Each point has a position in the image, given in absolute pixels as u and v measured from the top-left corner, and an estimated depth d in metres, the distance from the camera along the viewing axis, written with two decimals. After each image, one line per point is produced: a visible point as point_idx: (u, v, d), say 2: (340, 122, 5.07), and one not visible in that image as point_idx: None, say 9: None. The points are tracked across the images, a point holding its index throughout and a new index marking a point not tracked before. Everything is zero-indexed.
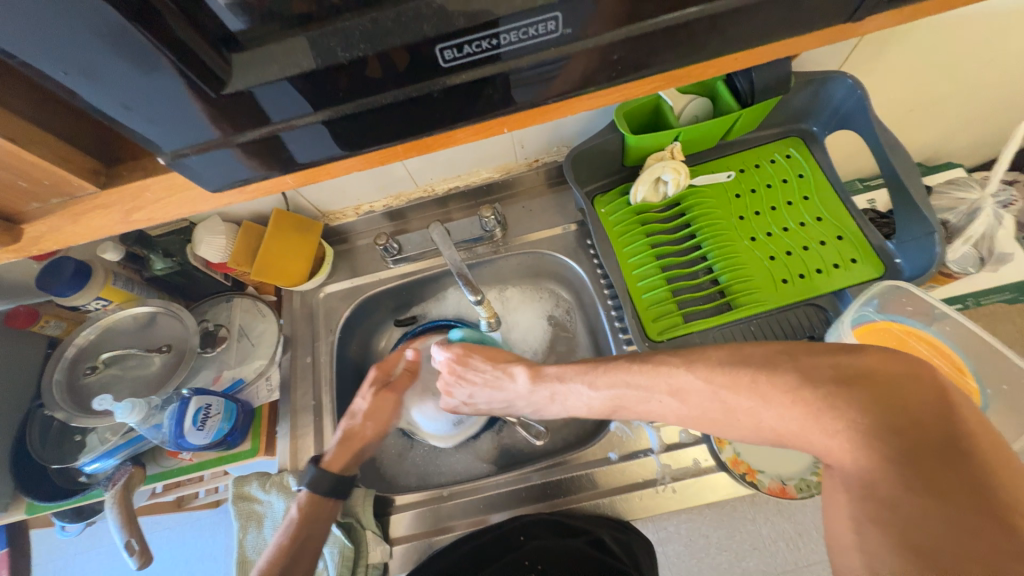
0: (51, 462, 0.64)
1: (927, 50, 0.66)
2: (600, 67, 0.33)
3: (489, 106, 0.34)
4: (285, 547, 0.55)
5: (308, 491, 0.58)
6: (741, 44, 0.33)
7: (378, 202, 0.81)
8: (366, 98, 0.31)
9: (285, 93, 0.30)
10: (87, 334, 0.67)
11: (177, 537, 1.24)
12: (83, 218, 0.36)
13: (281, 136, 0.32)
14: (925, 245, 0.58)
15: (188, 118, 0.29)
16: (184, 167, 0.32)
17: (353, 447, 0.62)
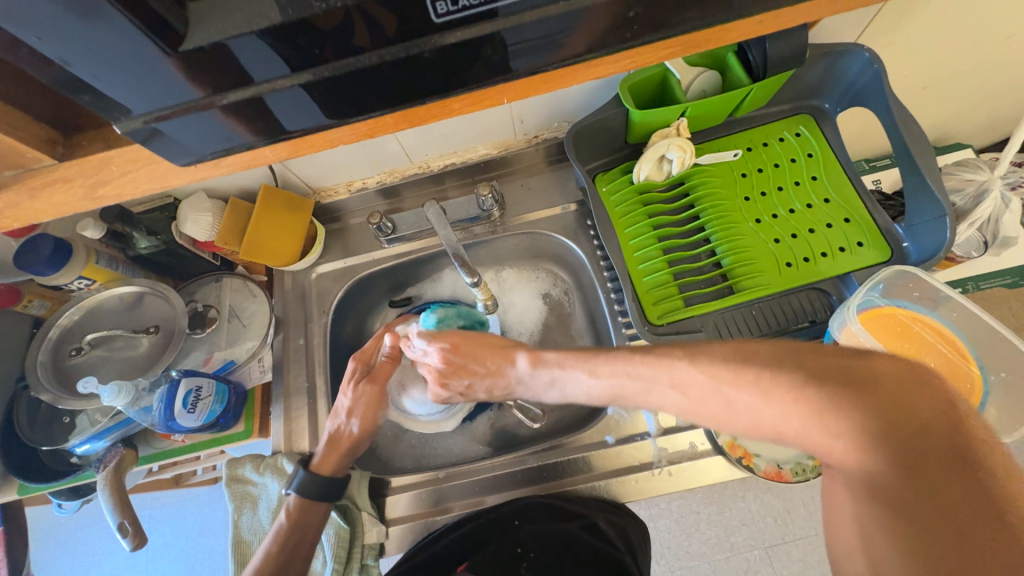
0: (41, 443, 0.63)
1: (949, 21, 0.63)
2: (605, 28, 0.30)
3: (484, 70, 0.31)
4: (273, 552, 0.53)
5: (297, 495, 0.56)
6: (759, 5, 0.31)
7: (371, 178, 0.78)
8: (350, 59, 0.28)
9: (256, 53, 0.27)
10: (70, 315, 0.65)
11: (177, 512, 1.26)
12: (42, 194, 0.34)
13: (256, 101, 0.30)
14: (935, 228, 0.56)
15: (153, 80, 0.27)
16: (153, 135, 0.30)
17: (338, 448, 0.59)
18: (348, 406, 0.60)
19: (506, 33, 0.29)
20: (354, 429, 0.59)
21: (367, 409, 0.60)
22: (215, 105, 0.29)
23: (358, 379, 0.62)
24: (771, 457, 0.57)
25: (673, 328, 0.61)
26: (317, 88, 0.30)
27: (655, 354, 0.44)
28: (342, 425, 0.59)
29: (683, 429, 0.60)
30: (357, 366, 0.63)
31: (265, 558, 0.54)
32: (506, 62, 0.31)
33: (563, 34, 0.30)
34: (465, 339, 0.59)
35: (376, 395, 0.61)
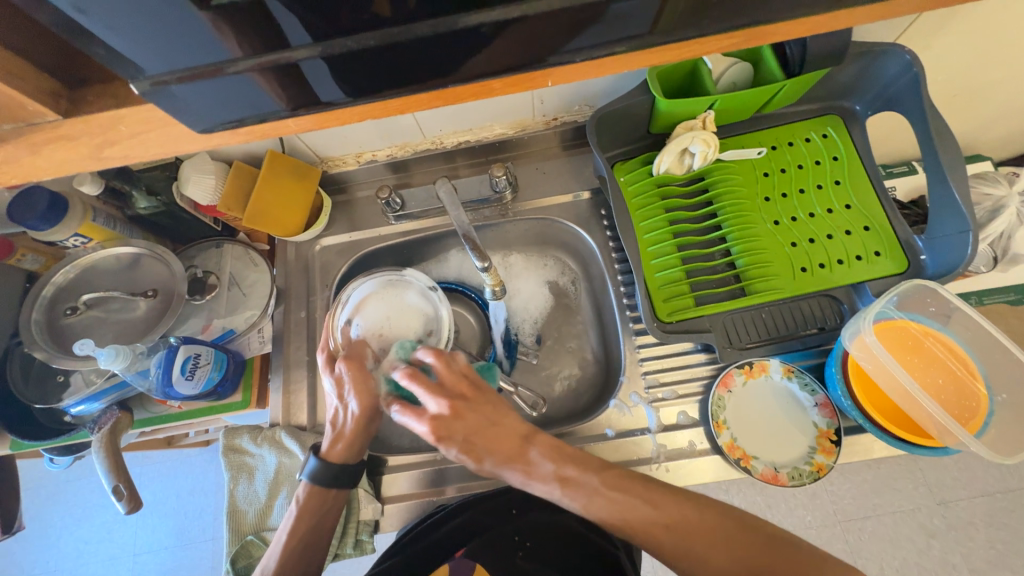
0: (34, 401, 0.62)
1: (991, 29, 0.60)
2: (643, 12, 0.28)
3: (514, 52, 0.30)
4: (289, 546, 0.52)
5: (309, 482, 0.54)
6: (810, 6, 0.30)
7: (381, 150, 0.75)
8: (371, 33, 0.27)
9: (281, 19, 0.26)
10: (66, 273, 0.63)
11: (167, 472, 1.27)
12: (44, 150, 0.31)
13: (287, 68, 0.28)
14: (956, 242, 0.55)
15: (179, 37, 0.25)
16: (174, 99, 0.28)
17: (344, 434, 0.55)
18: (336, 388, 0.55)
19: (542, 15, 0.27)
20: (352, 411, 0.54)
21: (356, 385, 0.54)
22: (246, 71, 0.28)
23: (334, 362, 0.57)
24: (769, 459, 0.58)
25: (682, 326, 0.60)
26: (342, 59, 0.28)
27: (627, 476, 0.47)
28: (340, 409, 0.55)
29: (684, 427, 0.61)
30: (330, 355, 0.57)
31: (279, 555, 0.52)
32: (544, 45, 0.30)
33: (600, 17, 0.28)
34: (463, 421, 0.49)
35: (361, 370, 0.55)
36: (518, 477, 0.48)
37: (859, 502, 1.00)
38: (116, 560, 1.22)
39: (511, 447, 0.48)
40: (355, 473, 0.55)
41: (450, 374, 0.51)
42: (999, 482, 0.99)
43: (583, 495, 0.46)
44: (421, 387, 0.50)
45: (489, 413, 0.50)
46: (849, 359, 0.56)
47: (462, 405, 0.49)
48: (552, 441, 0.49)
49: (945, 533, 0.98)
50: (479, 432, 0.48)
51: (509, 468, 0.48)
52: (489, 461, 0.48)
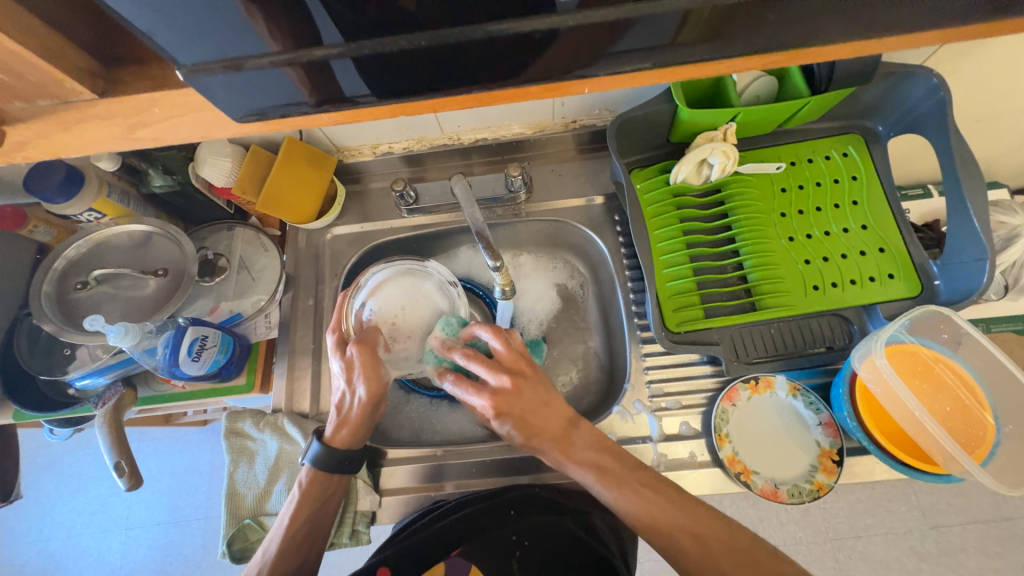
0: (39, 371, 0.62)
1: (1021, 57, 0.60)
2: (677, 27, 0.28)
3: (546, 60, 0.30)
4: (294, 529, 0.53)
5: (311, 466, 0.55)
6: (848, 31, 0.30)
7: (398, 143, 0.75)
8: (404, 35, 0.27)
9: (313, 14, 0.26)
10: (78, 248, 0.63)
11: (163, 449, 1.28)
12: (75, 128, 0.31)
13: (323, 64, 0.28)
14: (972, 270, 0.55)
15: (223, 24, 0.25)
16: (206, 87, 0.28)
17: (349, 419, 0.56)
18: (345, 372, 0.55)
19: (581, 24, 0.27)
20: (359, 395, 0.55)
21: (365, 371, 0.55)
22: (278, 65, 0.28)
23: (344, 346, 0.56)
24: (770, 475, 0.58)
25: (691, 337, 0.60)
26: (377, 57, 0.28)
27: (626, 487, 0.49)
28: (346, 394, 0.55)
29: (685, 437, 0.61)
30: (340, 337, 0.57)
31: (284, 535, 0.53)
32: (580, 53, 0.29)
33: (634, 29, 0.28)
34: (520, 402, 0.51)
35: (372, 357, 0.55)
36: (557, 458, 0.52)
37: (851, 521, 1.00)
38: (107, 533, 1.23)
39: (560, 430, 0.51)
40: (357, 459, 0.56)
41: (509, 353, 0.53)
42: (993, 509, 0.98)
43: (615, 486, 0.49)
44: (480, 365, 0.52)
45: (547, 392, 0.52)
46: (857, 380, 0.56)
47: (521, 382, 0.51)
48: (594, 433, 0.52)
49: (936, 558, 0.97)
50: (534, 411, 0.51)
51: (552, 448, 0.51)
52: (537, 440, 0.52)
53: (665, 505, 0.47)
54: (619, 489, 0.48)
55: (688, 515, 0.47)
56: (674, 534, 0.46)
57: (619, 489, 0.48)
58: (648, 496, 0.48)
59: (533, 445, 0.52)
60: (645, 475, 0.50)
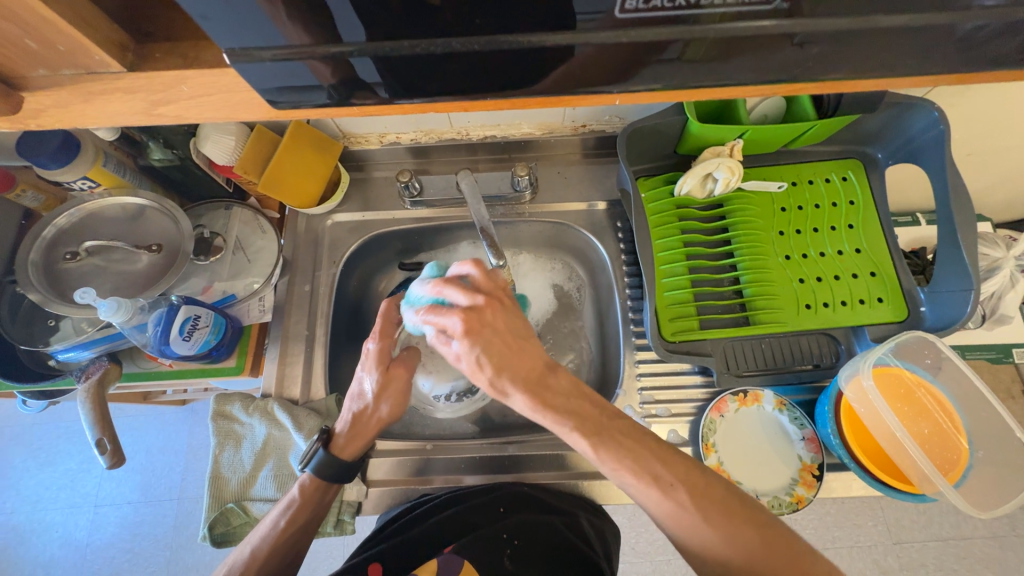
0: (20, 341, 0.60)
1: (1017, 97, 0.62)
2: (710, 47, 0.28)
3: (575, 71, 0.30)
4: (288, 531, 0.53)
5: (313, 475, 0.55)
6: (875, 70, 0.31)
7: (405, 134, 0.74)
8: (435, 38, 0.27)
9: (340, 11, 0.25)
10: (69, 216, 0.61)
11: (139, 426, 1.25)
12: (98, 100, 0.30)
13: (350, 60, 0.28)
14: (958, 299, 0.57)
15: (263, 15, 0.25)
16: (239, 72, 0.28)
17: (364, 431, 0.57)
18: (376, 389, 0.56)
19: (622, 42, 0.28)
20: (379, 413, 0.57)
21: (395, 391, 0.57)
22: (300, 58, 0.27)
23: (383, 364, 0.57)
24: (752, 486, 0.59)
25: (685, 347, 0.61)
26: (411, 57, 0.28)
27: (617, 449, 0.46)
28: (370, 408, 0.56)
29: (673, 445, 0.62)
30: (382, 347, 0.57)
31: (273, 537, 0.52)
32: (614, 70, 0.30)
33: (668, 49, 0.28)
34: (495, 330, 0.45)
35: (405, 381, 0.58)
36: (527, 405, 0.45)
37: (820, 533, 1.03)
38: (75, 509, 1.20)
39: (532, 370, 0.46)
40: (354, 472, 0.57)
41: (488, 280, 0.47)
42: (952, 528, 1.02)
43: (594, 434, 0.45)
44: (455, 290, 0.46)
45: (523, 326, 0.47)
46: (842, 399, 0.57)
47: (495, 307, 0.46)
48: (572, 382, 0.48)
49: (897, 572, 1.01)
50: (508, 340, 0.45)
51: (524, 391, 0.45)
52: (508, 376, 0.45)
53: (644, 454, 0.46)
54: (598, 443, 0.45)
55: (664, 463, 0.45)
56: (652, 485, 0.44)
57: (599, 437, 0.45)
58: (628, 444, 0.46)
59: (497, 385, 0.45)
60: (623, 425, 0.47)
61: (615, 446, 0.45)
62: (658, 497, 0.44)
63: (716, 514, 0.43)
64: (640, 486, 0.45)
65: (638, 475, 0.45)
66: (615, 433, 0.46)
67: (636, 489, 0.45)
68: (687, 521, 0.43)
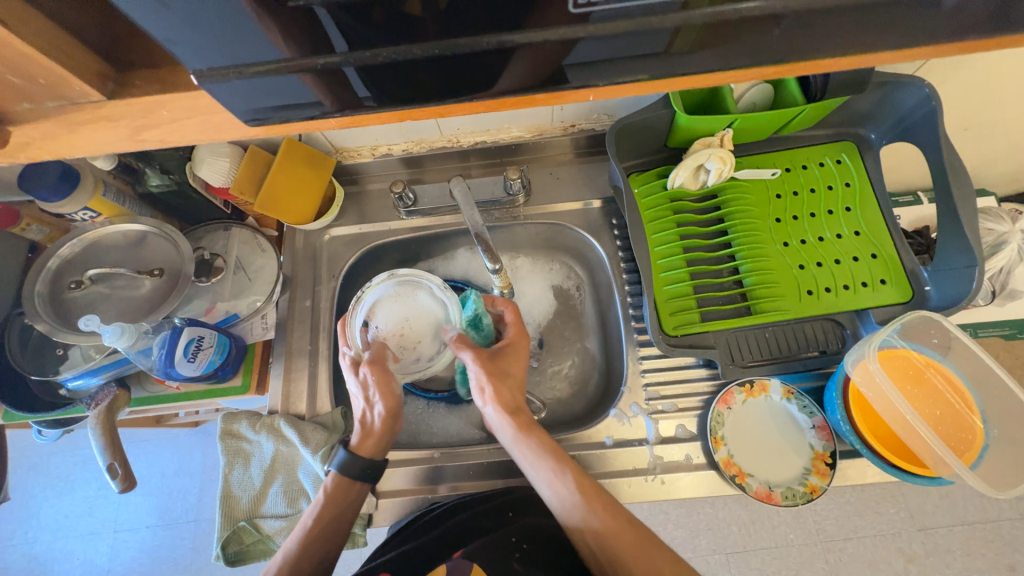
0: (30, 372, 0.61)
1: (1008, 68, 0.61)
2: (682, 35, 0.28)
3: (548, 68, 0.30)
4: (315, 529, 0.53)
5: (336, 473, 0.55)
6: (851, 47, 0.30)
7: (397, 145, 0.75)
8: (413, 45, 0.27)
9: (309, 26, 0.26)
10: (72, 246, 0.62)
11: (154, 450, 1.26)
12: (84, 128, 0.31)
13: (345, 71, 0.28)
14: (962, 277, 0.56)
15: (230, 35, 0.25)
16: (213, 91, 0.28)
17: (374, 431, 0.57)
18: (361, 393, 0.56)
19: (588, 38, 0.28)
20: (377, 412, 0.56)
21: (379, 387, 0.55)
22: (289, 70, 0.27)
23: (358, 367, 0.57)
24: (764, 478, 0.58)
25: (687, 341, 0.61)
26: (382, 66, 0.28)
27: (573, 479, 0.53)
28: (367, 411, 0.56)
29: (681, 440, 0.62)
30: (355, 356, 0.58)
31: (301, 538, 0.53)
32: (584, 66, 0.30)
33: (638, 42, 0.28)
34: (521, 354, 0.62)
35: (383, 373, 0.56)
36: (507, 432, 0.57)
37: (842, 523, 1.01)
38: (94, 535, 1.21)
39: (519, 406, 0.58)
40: (380, 469, 0.57)
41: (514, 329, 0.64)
42: (978, 511, 1.00)
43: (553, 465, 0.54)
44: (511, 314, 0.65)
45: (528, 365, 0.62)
46: (849, 384, 0.57)
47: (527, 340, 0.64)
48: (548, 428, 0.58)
49: (923, 559, 0.99)
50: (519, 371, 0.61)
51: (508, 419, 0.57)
52: (502, 398, 0.58)
53: (591, 489, 0.52)
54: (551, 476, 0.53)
55: (603, 502, 0.51)
56: (605, 513, 0.50)
57: (560, 464, 0.54)
58: (579, 479, 0.53)
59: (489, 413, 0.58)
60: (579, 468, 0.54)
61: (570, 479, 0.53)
62: (610, 522, 0.50)
63: (645, 553, 0.48)
64: (592, 517, 0.50)
65: (590, 505, 0.51)
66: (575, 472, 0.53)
67: (586, 520, 0.50)
68: (632, 550, 0.48)
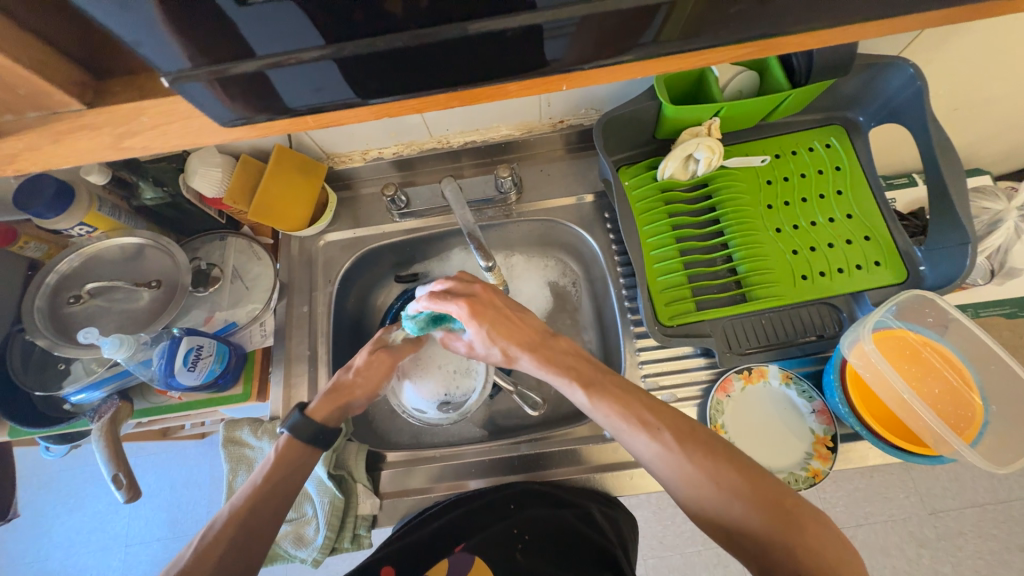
0: (34, 388, 0.62)
1: (992, 44, 0.61)
2: (645, 19, 0.28)
3: (517, 57, 0.30)
4: (262, 487, 0.52)
5: (290, 434, 0.55)
6: (822, 21, 0.30)
7: (388, 148, 0.75)
8: (382, 40, 0.28)
9: (279, 24, 0.26)
10: (70, 262, 0.63)
11: (162, 464, 1.27)
12: (66, 140, 0.31)
13: (268, 74, 0.28)
14: (955, 255, 0.56)
15: (200, 36, 0.26)
16: (190, 96, 0.29)
17: (340, 397, 0.58)
18: (358, 364, 0.60)
19: (555, 26, 0.28)
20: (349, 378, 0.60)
21: (373, 363, 0.60)
22: (263, 68, 0.28)
23: (374, 347, 0.62)
24: (765, 464, 0.58)
25: (684, 330, 0.61)
26: (354, 61, 0.28)
27: (614, 397, 0.50)
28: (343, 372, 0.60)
29: None
30: (383, 336, 0.64)
31: (248, 494, 0.51)
32: (555, 57, 0.30)
33: (606, 28, 0.29)
34: (484, 317, 0.55)
35: (387, 365, 0.61)
36: (532, 363, 0.55)
37: (851, 510, 1.01)
38: (106, 550, 1.22)
39: (532, 338, 0.56)
40: (332, 434, 0.57)
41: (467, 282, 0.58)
42: (988, 492, 0.99)
43: (597, 394, 0.51)
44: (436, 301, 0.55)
45: (514, 307, 0.59)
46: (846, 366, 0.57)
47: (484, 295, 0.57)
48: (570, 346, 0.56)
49: (935, 542, 0.98)
50: (499, 320, 0.56)
51: (528, 352, 0.55)
52: (510, 343, 0.55)
53: (638, 406, 0.50)
54: (587, 395, 0.51)
55: (659, 414, 0.49)
56: (640, 429, 0.48)
57: (591, 389, 0.51)
58: (618, 394, 0.51)
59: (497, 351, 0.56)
60: (614, 379, 0.52)
61: (611, 394, 0.51)
62: (655, 438, 0.47)
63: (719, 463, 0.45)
64: (646, 437, 0.48)
65: (636, 423, 0.48)
66: (612, 389, 0.51)
67: (642, 441, 0.48)
68: (678, 463, 0.46)
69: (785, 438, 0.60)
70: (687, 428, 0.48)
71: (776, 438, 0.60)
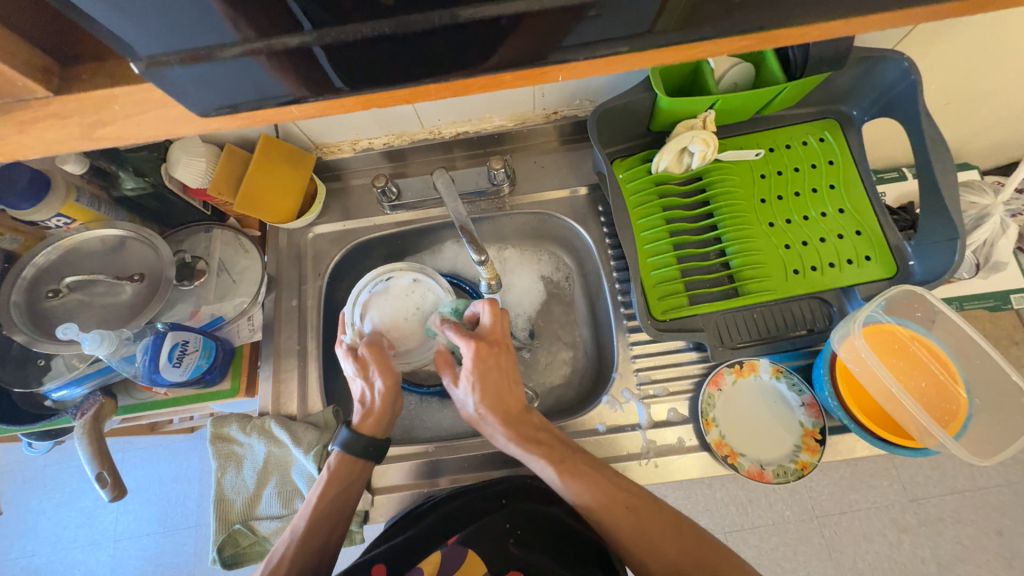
0: (14, 385, 0.60)
1: (984, 38, 0.61)
2: (637, 11, 0.28)
3: (507, 47, 0.29)
4: (322, 507, 0.53)
5: (342, 451, 0.56)
6: (815, 14, 0.30)
7: (378, 138, 0.74)
8: (367, 28, 0.27)
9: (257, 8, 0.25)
10: (47, 254, 0.61)
11: (149, 458, 1.25)
12: (34, 128, 0.30)
13: (313, 51, 0.27)
14: (944, 249, 0.56)
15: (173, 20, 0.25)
16: (165, 84, 0.28)
17: (380, 411, 0.57)
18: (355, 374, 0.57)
19: (544, 14, 0.27)
20: (377, 390, 0.57)
21: (379, 364, 0.57)
22: (244, 55, 0.27)
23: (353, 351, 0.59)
24: (756, 457, 0.59)
25: (677, 324, 0.61)
26: (337, 49, 0.27)
27: (585, 475, 0.51)
28: (368, 389, 0.57)
29: (673, 423, 0.62)
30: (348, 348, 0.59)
31: (308, 515, 0.53)
32: (545, 46, 0.29)
33: (598, 17, 0.28)
34: (492, 369, 0.55)
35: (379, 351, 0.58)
36: (504, 436, 0.54)
37: (837, 498, 1.03)
38: (94, 545, 1.21)
39: (513, 409, 0.55)
40: (383, 448, 0.57)
41: (494, 328, 0.57)
42: (967, 480, 1.02)
43: (569, 473, 0.51)
44: (488, 312, 0.56)
45: (515, 371, 0.57)
46: (836, 360, 0.57)
47: (495, 348, 0.55)
48: (542, 421, 0.56)
49: (916, 529, 1.00)
50: (495, 378, 0.55)
51: (504, 427, 0.54)
52: (492, 412, 0.55)
53: (604, 481, 0.51)
54: (559, 474, 0.51)
55: (623, 490, 0.51)
56: (603, 514, 0.50)
57: (564, 465, 0.52)
58: (585, 470, 0.52)
59: (479, 416, 0.55)
60: (583, 456, 0.54)
61: (581, 468, 0.52)
62: (620, 515, 0.49)
63: (675, 536, 0.49)
64: (609, 518, 0.49)
65: (599, 499, 0.50)
66: (580, 467, 0.52)
67: (604, 518, 0.49)
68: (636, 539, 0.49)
69: (773, 431, 0.60)
70: (646, 498, 0.51)
71: (764, 432, 0.60)
